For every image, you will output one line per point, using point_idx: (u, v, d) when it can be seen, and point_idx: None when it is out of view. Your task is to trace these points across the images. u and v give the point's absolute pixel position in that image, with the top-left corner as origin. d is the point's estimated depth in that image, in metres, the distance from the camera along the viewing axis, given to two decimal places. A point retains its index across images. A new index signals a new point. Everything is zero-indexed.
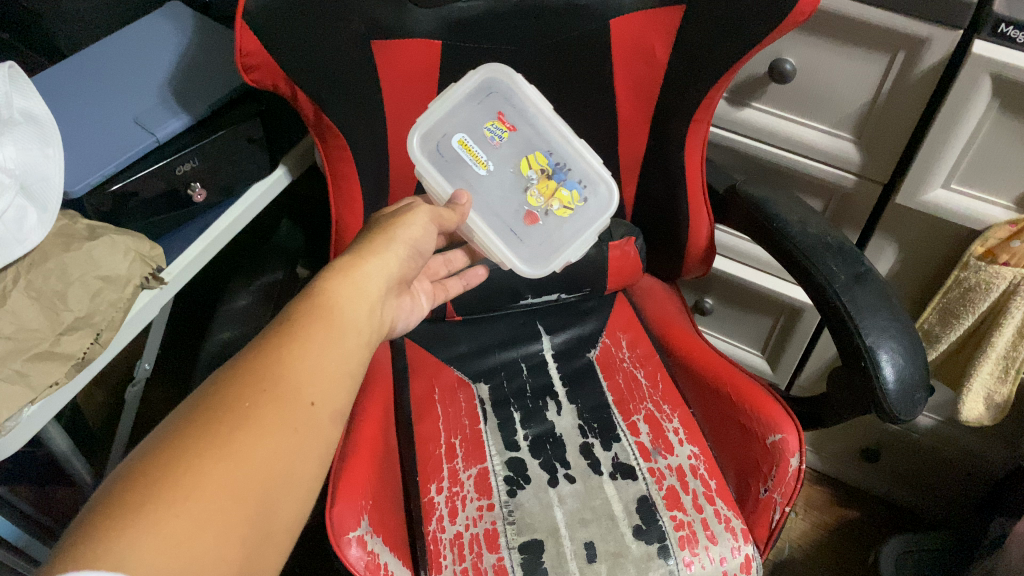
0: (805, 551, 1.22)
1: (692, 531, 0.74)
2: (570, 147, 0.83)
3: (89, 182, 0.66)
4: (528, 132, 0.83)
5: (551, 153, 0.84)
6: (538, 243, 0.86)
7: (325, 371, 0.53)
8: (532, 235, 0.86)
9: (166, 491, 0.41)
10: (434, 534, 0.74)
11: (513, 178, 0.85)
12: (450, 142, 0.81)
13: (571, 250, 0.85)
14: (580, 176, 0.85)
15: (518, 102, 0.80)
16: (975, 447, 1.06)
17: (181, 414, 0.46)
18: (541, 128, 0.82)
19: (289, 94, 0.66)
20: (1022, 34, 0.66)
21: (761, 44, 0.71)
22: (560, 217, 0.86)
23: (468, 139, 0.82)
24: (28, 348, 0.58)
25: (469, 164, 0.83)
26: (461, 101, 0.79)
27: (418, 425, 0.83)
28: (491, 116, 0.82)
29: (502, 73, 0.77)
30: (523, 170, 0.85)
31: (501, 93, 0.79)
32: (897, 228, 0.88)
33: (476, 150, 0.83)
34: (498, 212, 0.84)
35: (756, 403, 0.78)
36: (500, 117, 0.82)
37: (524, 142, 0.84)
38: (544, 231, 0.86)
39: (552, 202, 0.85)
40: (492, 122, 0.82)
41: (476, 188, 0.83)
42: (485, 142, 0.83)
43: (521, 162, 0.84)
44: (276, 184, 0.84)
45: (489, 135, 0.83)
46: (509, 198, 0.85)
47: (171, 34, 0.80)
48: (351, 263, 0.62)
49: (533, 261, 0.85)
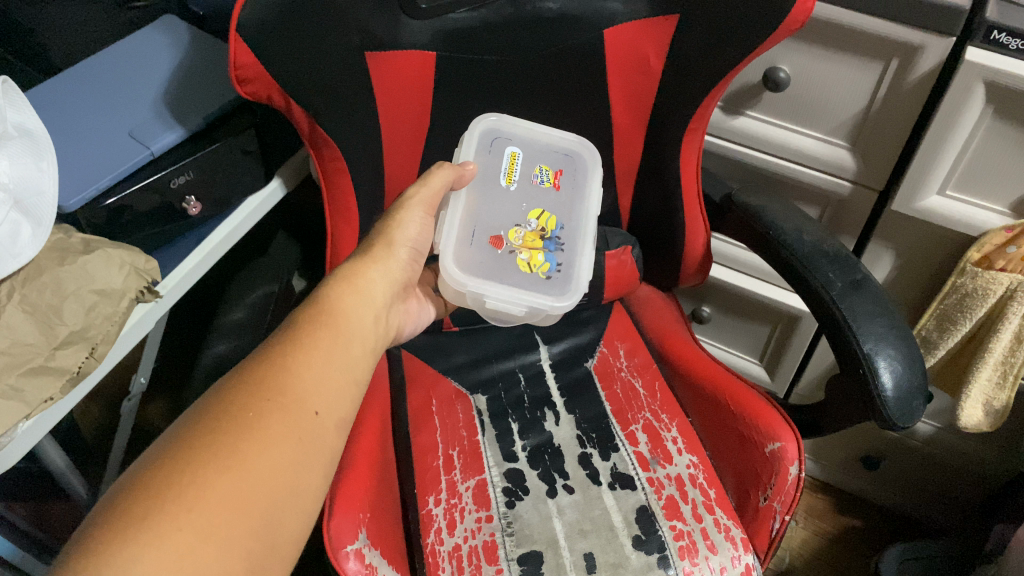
0: (805, 560, 1.21)
1: (693, 541, 0.74)
2: (582, 228, 0.86)
3: (84, 196, 0.65)
4: (561, 203, 0.88)
5: (560, 228, 0.86)
6: (480, 263, 0.82)
7: (328, 380, 0.52)
8: (483, 253, 0.83)
9: (168, 504, 0.41)
10: (433, 546, 0.73)
11: (517, 211, 0.86)
12: (505, 146, 0.85)
13: (494, 295, 0.80)
14: (562, 261, 0.84)
15: (582, 176, 0.87)
16: (975, 454, 1.06)
17: (185, 424, 0.46)
18: (573, 210, 0.87)
19: (283, 105, 0.66)
20: (1014, 41, 0.66)
21: (755, 53, 0.71)
22: (515, 264, 0.84)
23: (518, 160, 0.87)
24: (22, 363, 0.58)
25: (500, 168, 0.86)
26: (545, 137, 0.86)
27: (416, 437, 0.82)
28: (553, 166, 0.88)
29: (589, 154, 0.87)
30: (529, 216, 0.86)
31: (576, 161, 0.87)
32: (893, 235, 0.88)
33: (517, 167, 0.87)
34: (479, 218, 0.84)
35: (755, 411, 0.77)
36: (557, 171, 0.88)
37: (552, 204, 0.88)
38: (496, 261, 0.83)
39: (524, 250, 0.84)
40: (548, 168, 0.88)
41: (494, 188, 0.86)
42: (529, 174, 0.88)
43: (535, 211, 0.87)
44: (271, 198, 0.84)
45: (535, 172, 0.88)
46: (497, 217, 0.85)
47: (166, 47, 0.80)
48: (353, 272, 0.62)
49: (465, 264, 0.81)
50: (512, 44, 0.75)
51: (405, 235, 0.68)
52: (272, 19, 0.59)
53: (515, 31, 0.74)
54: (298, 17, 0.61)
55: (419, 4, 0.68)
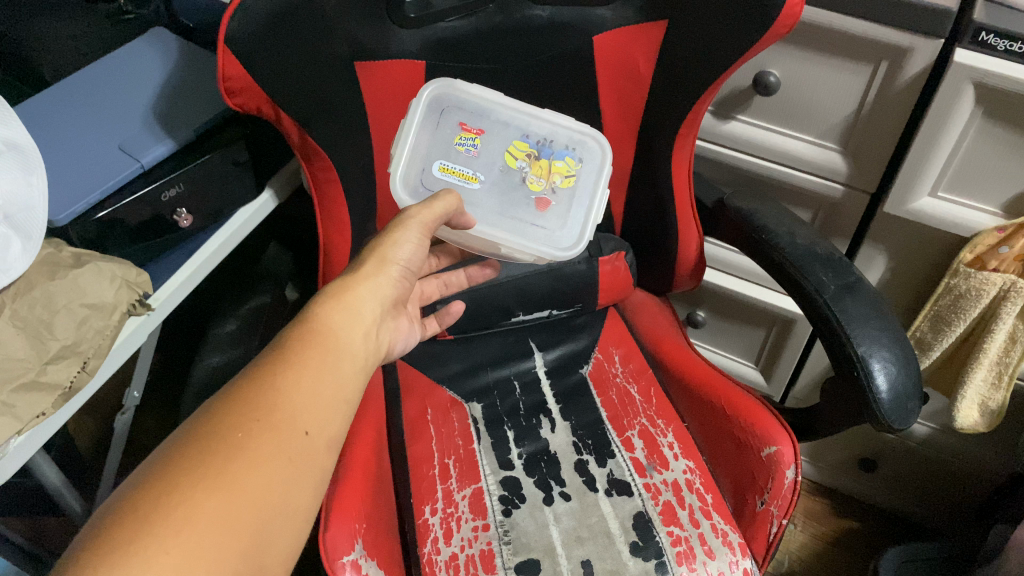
0: (804, 563, 1.21)
1: (690, 546, 0.73)
2: (537, 118, 0.81)
3: (74, 210, 0.65)
4: (501, 128, 0.81)
5: (527, 136, 0.81)
6: (561, 219, 0.82)
7: (319, 401, 0.52)
8: (549, 221, 0.82)
9: (157, 526, 0.40)
10: (430, 556, 0.73)
11: (506, 176, 0.81)
12: (430, 171, 0.80)
13: (597, 210, 0.81)
14: (566, 144, 0.82)
15: (472, 104, 0.79)
16: (973, 455, 1.05)
17: (173, 445, 0.45)
18: (509, 120, 0.81)
19: (273, 116, 0.66)
20: (1002, 42, 0.66)
21: (744, 57, 0.71)
22: (567, 189, 0.82)
23: (450, 163, 0.80)
24: (15, 378, 0.57)
25: (458, 185, 0.80)
26: (420, 127, 0.78)
27: (412, 446, 0.82)
28: (456, 131, 0.80)
29: (442, 88, 0.76)
30: (511, 163, 0.82)
31: (451, 106, 0.78)
32: (885, 237, 0.89)
33: (458, 168, 0.80)
34: (508, 210, 0.81)
35: (749, 415, 0.77)
36: (465, 127, 0.80)
37: (499, 138, 0.81)
38: (559, 210, 0.82)
39: (554, 178, 0.82)
40: (459, 135, 0.80)
41: (477, 203, 0.80)
42: (463, 158, 0.81)
43: (506, 157, 0.81)
44: (264, 209, 0.84)
45: (464, 149, 0.81)
46: (511, 194, 0.81)
47: (156, 59, 0.80)
48: (342, 287, 0.61)
49: (563, 239, 0.81)
50: (501, 52, 0.75)
51: (397, 249, 0.66)
52: (260, 30, 0.59)
53: (504, 38, 0.74)
54: (287, 28, 0.61)
55: (408, 13, 0.68)
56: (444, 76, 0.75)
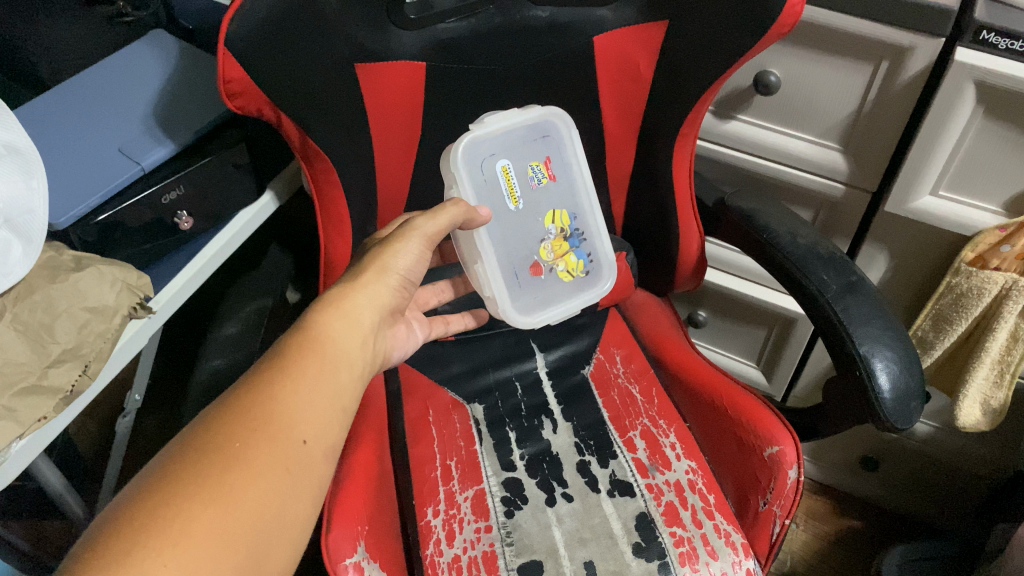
0: (806, 563, 1.21)
1: (692, 547, 0.73)
2: (589, 210, 0.89)
3: (74, 213, 0.65)
4: (568, 193, 0.88)
5: (575, 218, 0.89)
6: (534, 295, 0.89)
7: (316, 408, 0.52)
8: (530, 287, 0.89)
9: (153, 539, 0.40)
10: (433, 558, 0.73)
11: (534, 224, 0.87)
12: (493, 163, 0.82)
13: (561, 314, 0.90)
14: (590, 251, 0.91)
15: (566, 152, 0.85)
16: (975, 452, 1.05)
17: (171, 456, 0.45)
18: (577, 192, 0.88)
19: (273, 119, 0.66)
20: (1004, 40, 0.66)
21: (745, 57, 0.71)
22: (558, 277, 0.90)
23: (512, 171, 0.84)
24: (15, 383, 0.57)
25: (502, 190, 0.84)
26: (515, 131, 0.82)
27: (413, 449, 0.81)
28: (539, 158, 0.85)
29: (561, 121, 0.82)
30: (546, 221, 0.88)
31: (553, 140, 0.84)
32: (885, 237, 0.89)
33: (514, 182, 0.84)
34: (511, 251, 0.86)
35: (751, 416, 0.77)
36: (546, 162, 0.86)
37: (559, 195, 0.88)
38: (542, 286, 0.89)
39: (558, 262, 0.89)
40: (537, 164, 0.85)
41: (502, 215, 0.84)
42: (524, 178, 0.85)
43: (548, 214, 0.87)
44: (264, 211, 0.84)
45: (530, 171, 0.85)
46: (523, 246, 0.87)
47: (156, 61, 0.80)
48: (340, 294, 0.61)
49: (524, 311, 0.88)
50: (502, 54, 0.75)
51: (396, 258, 0.66)
52: (260, 33, 0.59)
53: (505, 39, 0.73)
54: (288, 29, 0.61)
55: (409, 14, 0.68)
56: (445, 77, 0.75)
